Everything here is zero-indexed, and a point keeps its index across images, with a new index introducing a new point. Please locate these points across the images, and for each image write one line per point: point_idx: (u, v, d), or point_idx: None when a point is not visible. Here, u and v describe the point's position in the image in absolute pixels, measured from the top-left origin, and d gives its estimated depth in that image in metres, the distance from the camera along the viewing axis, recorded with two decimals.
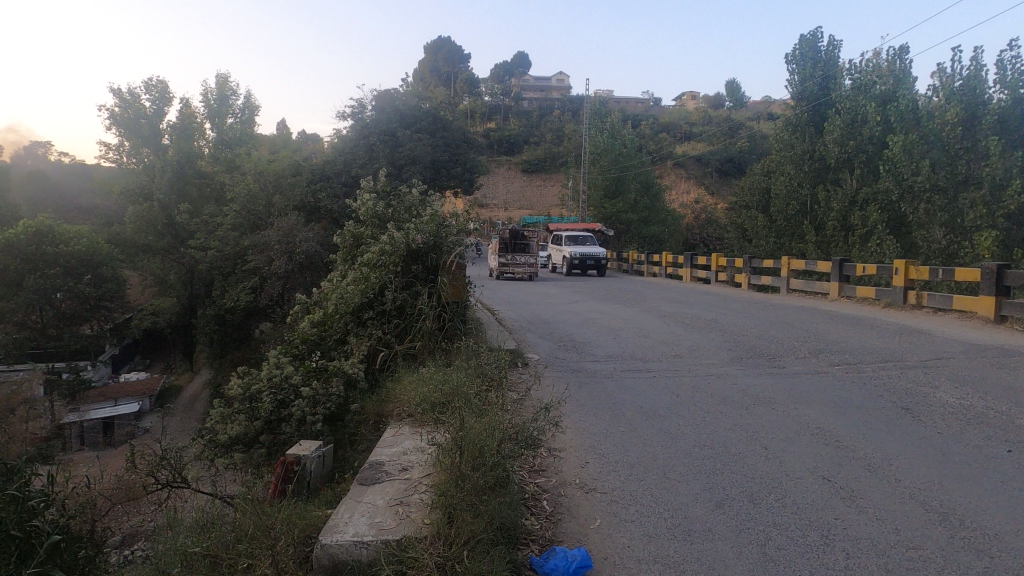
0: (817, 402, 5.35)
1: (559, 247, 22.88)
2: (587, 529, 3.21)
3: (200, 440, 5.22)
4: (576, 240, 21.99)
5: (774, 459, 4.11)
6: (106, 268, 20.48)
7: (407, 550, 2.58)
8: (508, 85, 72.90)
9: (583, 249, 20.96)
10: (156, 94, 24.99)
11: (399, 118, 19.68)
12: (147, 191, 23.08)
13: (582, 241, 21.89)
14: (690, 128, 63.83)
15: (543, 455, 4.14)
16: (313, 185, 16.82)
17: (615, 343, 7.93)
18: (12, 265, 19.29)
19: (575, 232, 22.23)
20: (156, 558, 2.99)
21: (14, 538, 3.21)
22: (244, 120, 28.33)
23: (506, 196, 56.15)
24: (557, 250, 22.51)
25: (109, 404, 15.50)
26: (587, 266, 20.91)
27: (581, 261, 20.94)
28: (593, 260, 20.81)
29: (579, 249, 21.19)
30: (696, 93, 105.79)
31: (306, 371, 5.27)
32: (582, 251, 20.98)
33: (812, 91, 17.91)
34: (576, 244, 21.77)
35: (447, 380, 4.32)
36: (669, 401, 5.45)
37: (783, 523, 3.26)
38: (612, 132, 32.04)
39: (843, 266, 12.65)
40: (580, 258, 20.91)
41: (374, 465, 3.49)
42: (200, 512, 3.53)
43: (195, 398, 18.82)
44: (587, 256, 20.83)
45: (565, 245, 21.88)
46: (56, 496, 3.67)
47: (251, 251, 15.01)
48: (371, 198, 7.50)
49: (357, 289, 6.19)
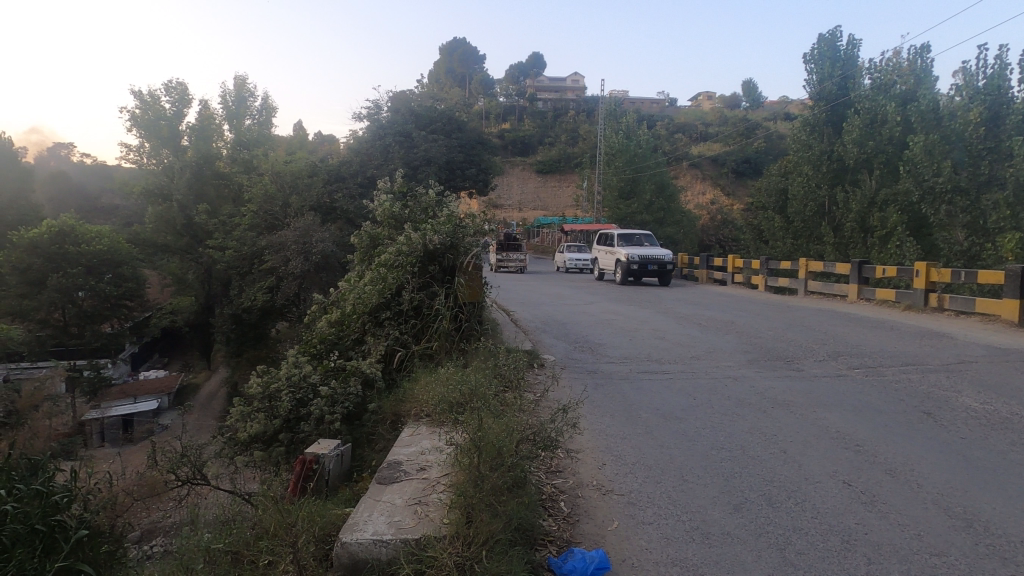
0: (837, 405, 5.30)
1: (605, 248, 18.70)
2: (605, 530, 3.20)
3: (220, 439, 5.28)
4: (630, 241, 17.88)
5: (794, 463, 4.08)
6: (127, 268, 20.80)
7: (426, 549, 2.60)
8: (523, 86, 73.02)
9: (643, 252, 16.85)
10: (176, 96, 25.34)
11: (415, 119, 19.77)
12: (167, 191, 23.40)
13: (637, 240, 17.75)
14: (705, 128, 63.48)
15: (561, 457, 4.13)
16: (329, 186, 16.95)
17: (631, 345, 7.90)
18: (36, 265, 19.63)
19: (627, 230, 18.15)
20: (177, 555, 3.04)
21: (40, 532, 3.28)
22: (262, 121, 28.64)
23: (520, 197, 56.36)
24: (604, 253, 18.41)
25: (128, 401, 15.74)
26: (649, 272, 16.79)
27: (641, 265, 16.83)
28: (657, 265, 16.72)
29: (636, 251, 17.04)
30: (711, 94, 105.22)
31: (324, 371, 5.31)
32: (641, 254, 16.91)
33: (831, 91, 17.72)
34: (630, 245, 17.64)
35: (465, 381, 4.33)
36: (686, 403, 5.41)
37: (802, 528, 3.24)
38: (627, 133, 31.94)
39: (862, 268, 12.48)
40: (639, 261, 16.81)
41: (392, 464, 3.51)
42: (221, 509, 3.57)
43: (212, 395, 19.05)
44: (648, 258, 16.73)
45: (618, 246, 17.70)
46: (79, 492, 3.75)
47: (269, 251, 15.16)
48: (387, 199, 7.55)
49: (374, 289, 6.23)
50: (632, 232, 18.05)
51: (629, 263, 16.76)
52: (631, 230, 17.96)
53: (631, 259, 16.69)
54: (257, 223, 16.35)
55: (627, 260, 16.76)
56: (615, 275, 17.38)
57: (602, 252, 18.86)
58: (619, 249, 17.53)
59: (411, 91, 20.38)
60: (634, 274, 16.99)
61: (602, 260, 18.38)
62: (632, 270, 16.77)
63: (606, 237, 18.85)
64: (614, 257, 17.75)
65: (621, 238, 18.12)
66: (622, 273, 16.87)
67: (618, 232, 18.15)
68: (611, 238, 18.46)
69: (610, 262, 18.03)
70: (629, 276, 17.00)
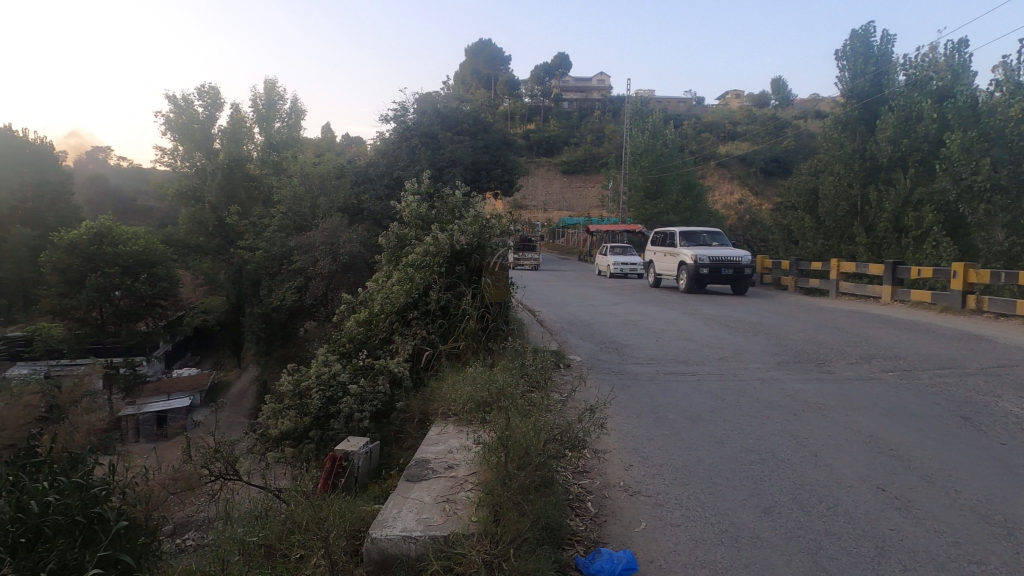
0: (869, 409, 5.19)
1: (662, 249, 15.92)
2: (632, 531, 3.19)
3: (251, 436, 5.39)
4: (696, 240, 15.06)
5: (825, 467, 4.01)
6: (161, 268, 21.35)
7: (455, 546, 2.63)
8: (548, 87, 72.95)
9: (714, 253, 14.10)
10: (208, 100, 25.91)
11: (440, 120, 19.89)
12: (199, 193, 23.91)
13: (703, 240, 14.97)
14: (733, 127, 62.55)
15: (587, 457, 4.12)
16: (356, 187, 17.16)
17: (657, 346, 7.83)
18: (76, 264, 20.23)
19: (688, 228, 15.43)
20: (212, 548, 3.11)
21: (79, 523, 3.39)
22: (291, 124, 29.10)
23: (545, 198, 56.23)
24: (664, 254, 15.58)
25: (162, 398, 16.13)
26: (723, 277, 14.05)
27: (712, 269, 14.04)
28: (733, 269, 13.97)
29: (706, 252, 14.28)
30: (739, 93, 103.90)
31: (353, 369, 5.40)
32: (712, 255, 14.12)
33: (864, 88, 17.29)
34: (696, 245, 14.85)
35: (491, 380, 4.36)
36: (714, 405, 5.36)
37: (833, 532, 3.19)
38: (654, 133, 31.73)
39: (896, 269, 12.19)
40: (711, 265, 14.03)
41: (420, 462, 3.55)
42: (254, 504, 3.64)
43: (242, 393, 19.42)
44: (722, 262, 13.94)
45: (682, 246, 14.94)
46: (116, 485, 3.87)
47: (298, 252, 15.39)
48: (414, 200, 7.62)
49: (402, 289, 6.30)
50: (695, 230, 15.34)
51: (699, 267, 14.01)
52: (695, 228, 15.14)
53: (701, 262, 13.95)
54: (286, 224, 16.75)
55: (696, 264, 14.03)
56: (679, 281, 14.63)
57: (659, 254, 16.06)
58: (683, 250, 14.76)
59: (436, 92, 20.49)
60: (703, 280, 14.22)
61: (662, 264, 15.62)
62: (702, 276, 14.04)
63: (663, 237, 16.09)
64: (677, 259, 14.98)
65: (683, 238, 15.31)
66: (689, 279, 14.16)
67: (679, 230, 15.36)
68: (669, 237, 15.73)
69: (671, 266, 15.27)
70: (697, 282, 14.26)
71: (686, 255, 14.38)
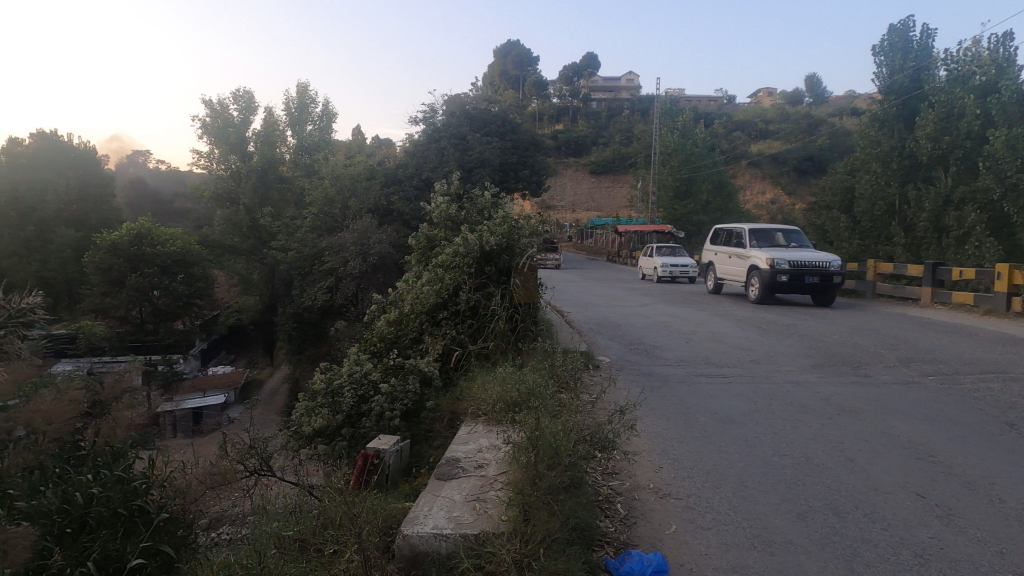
0: (907, 414, 5.05)
1: (729, 250, 13.63)
2: (663, 534, 3.17)
3: (285, 433, 5.49)
4: (770, 240, 12.78)
5: (861, 472, 3.92)
6: (197, 268, 21.90)
7: (485, 545, 2.65)
8: (577, 87, 72.75)
9: (795, 257, 11.75)
10: (243, 104, 26.48)
11: (469, 122, 20.02)
12: (234, 195, 24.46)
13: (779, 240, 12.69)
14: (766, 125, 61.41)
15: (617, 459, 4.10)
16: (386, 188, 17.36)
17: (688, 347, 7.74)
18: (117, 264, 20.87)
19: (761, 226, 13.09)
20: (248, 541, 3.19)
21: (121, 515, 3.51)
22: (323, 126, 29.57)
23: (574, 198, 55.99)
24: (731, 256, 13.35)
25: (198, 396, 16.55)
26: (805, 287, 11.69)
27: (792, 276, 11.67)
28: (818, 276, 11.59)
29: (785, 255, 11.92)
30: (772, 91, 102.03)
31: (385, 368, 5.47)
32: (792, 259, 11.76)
33: (902, 84, 16.80)
34: (771, 246, 12.56)
35: (521, 380, 4.37)
36: (745, 408, 5.28)
37: (870, 539, 3.12)
38: (684, 132, 31.44)
39: (936, 269, 11.81)
40: (790, 271, 11.67)
41: (450, 461, 3.59)
42: (288, 499, 3.72)
43: (274, 391, 19.80)
44: (805, 267, 11.57)
45: (753, 247, 12.69)
46: (156, 479, 4.00)
47: (329, 252, 15.63)
48: (444, 201, 7.68)
49: (432, 290, 6.36)
50: (768, 228, 12.99)
51: (775, 274, 11.71)
52: (768, 226, 12.90)
53: (779, 269, 11.63)
54: (318, 225, 17.08)
55: (772, 270, 11.72)
56: (750, 289, 12.30)
57: (724, 255, 13.84)
58: (755, 252, 12.45)
59: (465, 94, 20.60)
60: (779, 288, 11.87)
61: (728, 267, 13.38)
62: (780, 284, 11.69)
63: (729, 236, 13.81)
64: (746, 263, 12.72)
65: (754, 237, 13.05)
66: (763, 288, 11.88)
67: (749, 228, 13.06)
68: (737, 236, 13.48)
69: (739, 271, 13.02)
70: (772, 291, 11.93)
71: (759, 258, 12.06)
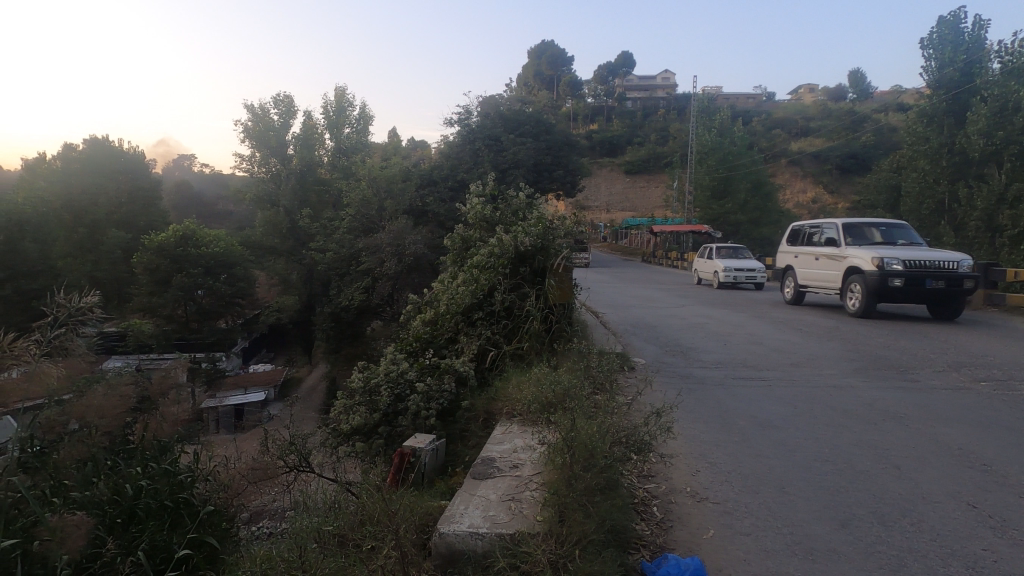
0: (957, 421, 4.86)
1: (815, 251, 11.38)
2: (700, 539, 3.13)
3: (324, 430, 5.59)
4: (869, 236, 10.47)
5: (908, 480, 3.80)
6: (239, 268, 22.51)
7: (520, 545, 2.65)
8: (611, 87, 72.32)
9: (909, 255, 9.39)
10: (283, 108, 27.11)
11: (503, 123, 20.11)
12: (274, 197, 25.05)
13: (880, 236, 10.37)
14: (806, 123, 59.99)
15: (653, 461, 4.06)
16: (422, 190, 17.57)
17: (725, 350, 7.62)
18: (163, 265, 21.57)
19: (853, 220, 10.85)
20: (288, 536, 3.26)
21: (167, 507, 3.64)
22: (360, 129, 30.06)
23: (608, 199, 55.56)
24: (820, 259, 11.05)
25: (239, 393, 16.99)
26: (925, 293, 9.28)
27: (908, 280, 9.27)
28: (942, 279, 9.17)
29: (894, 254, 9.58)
30: (813, 87, 99.48)
31: (421, 368, 5.55)
32: (906, 258, 9.39)
33: (953, 78, 16.17)
34: (872, 243, 10.24)
35: (556, 381, 4.37)
36: (785, 412, 5.17)
37: (918, 549, 3.01)
38: (721, 130, 31.02)
39: (990, 271, 11.28)
40: (904, 272, 9.29)
41: (486, 460, 3.60)
42: (327, 495, 3.79)
43: (312, 389, 20.20)
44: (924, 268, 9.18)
45: (847, 246, 10.39)
46: (201, 473, 4.13)
47: (365, 253, 15.88)
48: (479, 203, 7.73)
49: (468, 290, 6.41)
50: (864, 222, 10.71)
51: (883, 277, 9.38)
52: (865, 221, 10.61)
53: (888, 270, 9.33)
54: (355, 226, 17.09)
55: (880, 272, 9.42)
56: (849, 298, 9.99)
57: (807, 257, 11.58)
58: (852, 251, 10.17)
59: (499, 95, 20.68)
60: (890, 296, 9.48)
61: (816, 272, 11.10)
62: (890, 290, 9.35)
63: (812, 234, 11.60)
64: (840, 266, 10.43)
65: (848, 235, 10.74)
66: (867, 295, 9.57)
67: (841, 224, 10.81)
68: (823, 234, 11.27)
69: (830, 275, 10.75)
70: (879, 299, 9.60)
71: (862, 259, 9.75)
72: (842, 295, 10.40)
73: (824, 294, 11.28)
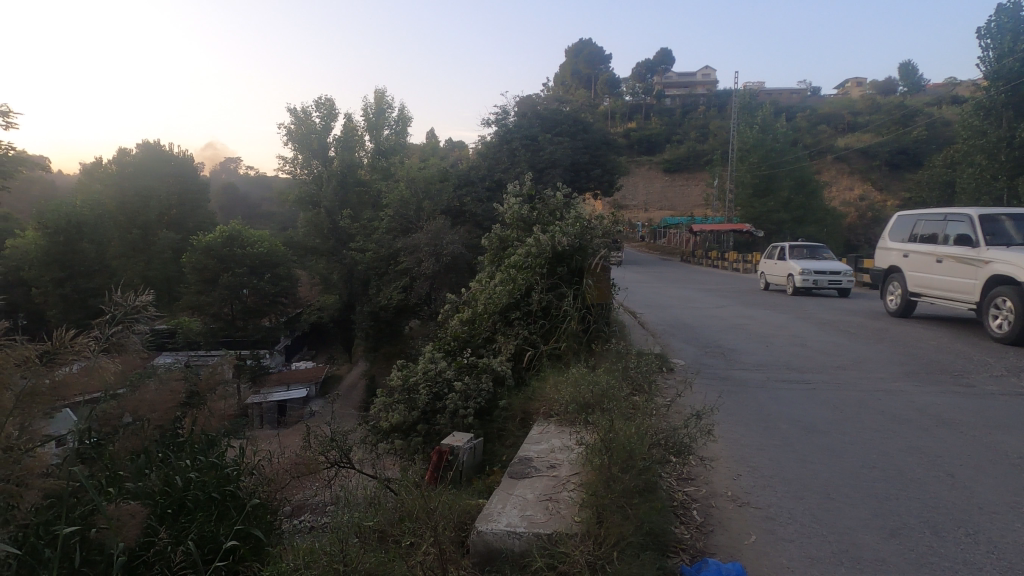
0: (1017, 428, 4.64)
1: (933, 251, 9.09)
2: (741, 544, 3.06)
3: (364, 426, 5.68)
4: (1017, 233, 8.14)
5: (963, 489, 3.64)
6: (282, 268, 23.09)
7: (558, 545, 2.66)
8: (650, 84, 71.50)
9: None
10: (324, 111, 27.66)
11: (540, 123, 20.10)
12: (316, 199, 25.60)
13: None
14: (854, 118, 58.10)
15: (693, 464, 4.00)
16: (459, 190, 17.70)
17: (766, 352, 7.45)
18: (210, 265, 22.27)
19: (988, 212, 8.53)
20: (330, 530, 3.33)
21: (215, 499, 3.76)
22: (399, 130, 30.45)
23: (645, 197, 54.88)
24: (946, 262, 8.75)
25: (282, 389, 17.43)
26: None
27: None
28: None
29: None
30: (861, 81, 96.20)
31: (458, 367, 5.60)
32: None
33: (1011, 69, 15.31)
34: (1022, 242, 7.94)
35: (594, 382, 4.34)
36: (831, 417, 5.02)
37: (974, 562, 2.89)
38: (764, 127, 30.45)
39: None
40: None
41: (523, 460, 3.61)
42: (367, 491, 3.87)
43: (352, 387, 20.58)
44: None
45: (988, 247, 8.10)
46: (246, 467, 4.26)
47: (403, 253, 16.09)
48: (516, 202, 7.75)
49: (505, 290, 6.43)
50: (1004, 213, 8.39)
51: None
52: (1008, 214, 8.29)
53: None
54: (393, 226, 17.23)
55: None
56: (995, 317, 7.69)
57: (923, 259, 9.27)
58: (997, 254, 7.90)
59: (536, 95, 20.68)
60: None
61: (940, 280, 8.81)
62: None
63: (929, 231, 9.31)
64: (976, 272, 8.17)
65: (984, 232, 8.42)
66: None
67: (974, 218, 8.50)
68: (945, 229, 8.96)
69: (960, 283, 8.47)
70: None
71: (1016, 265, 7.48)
72: (982, 312, 8.03)
73: (946, 306, 8.97)
